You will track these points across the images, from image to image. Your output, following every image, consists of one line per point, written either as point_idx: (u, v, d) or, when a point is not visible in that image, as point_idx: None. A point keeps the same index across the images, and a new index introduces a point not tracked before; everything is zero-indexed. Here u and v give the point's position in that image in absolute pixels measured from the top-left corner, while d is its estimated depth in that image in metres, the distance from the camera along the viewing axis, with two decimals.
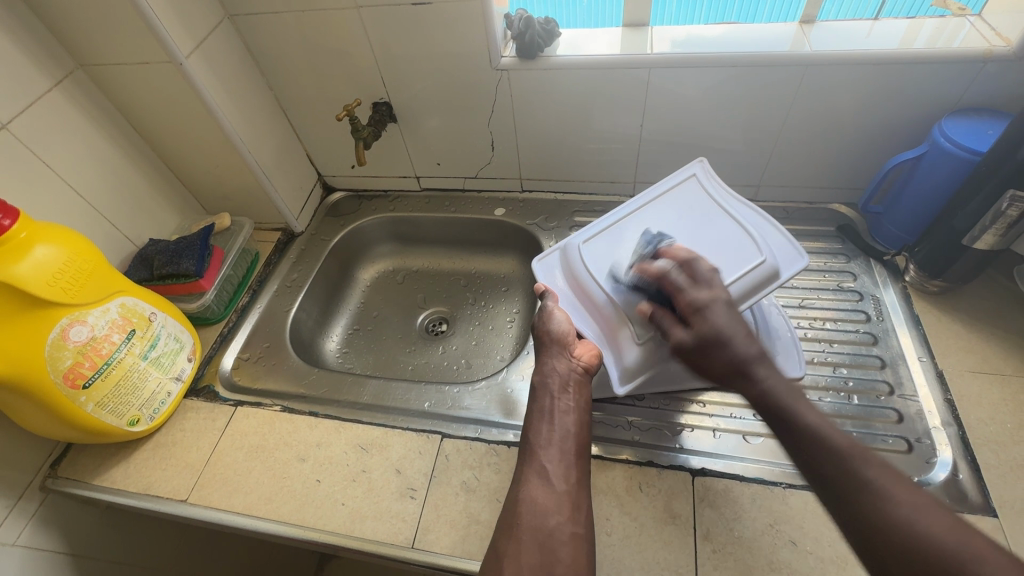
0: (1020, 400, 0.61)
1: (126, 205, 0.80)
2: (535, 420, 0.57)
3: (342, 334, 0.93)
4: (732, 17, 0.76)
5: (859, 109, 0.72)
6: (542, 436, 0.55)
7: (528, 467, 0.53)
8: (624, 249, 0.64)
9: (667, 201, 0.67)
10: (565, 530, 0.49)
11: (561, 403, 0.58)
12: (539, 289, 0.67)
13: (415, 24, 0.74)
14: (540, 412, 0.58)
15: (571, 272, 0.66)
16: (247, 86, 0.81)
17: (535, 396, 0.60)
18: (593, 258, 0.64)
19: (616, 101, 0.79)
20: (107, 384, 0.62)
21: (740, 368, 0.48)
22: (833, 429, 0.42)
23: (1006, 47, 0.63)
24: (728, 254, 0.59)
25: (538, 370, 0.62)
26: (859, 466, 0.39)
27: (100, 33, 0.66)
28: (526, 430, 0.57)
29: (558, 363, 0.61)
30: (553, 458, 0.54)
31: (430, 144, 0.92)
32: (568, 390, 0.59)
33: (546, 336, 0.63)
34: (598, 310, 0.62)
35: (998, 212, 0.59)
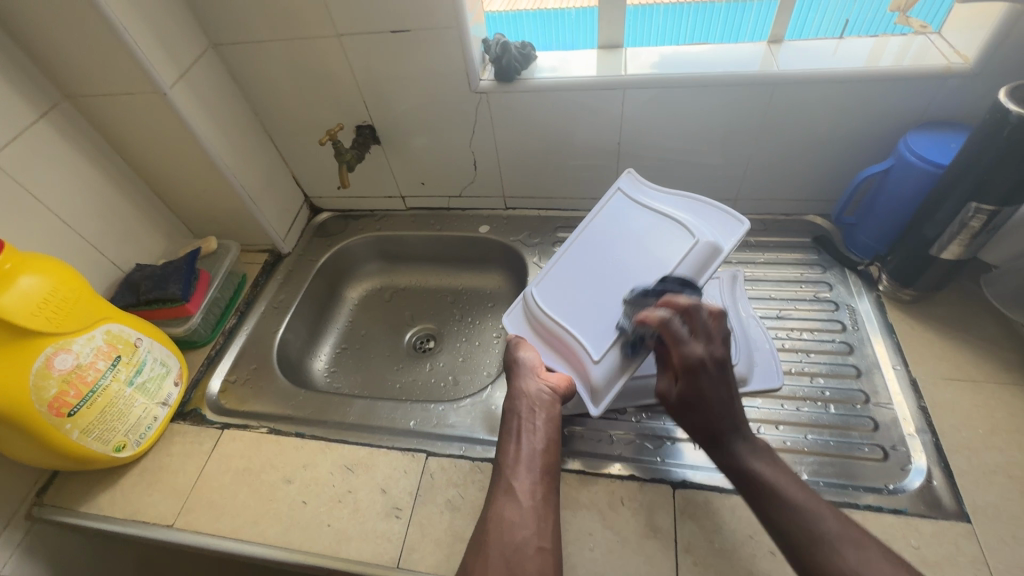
0: (992, 406, 0.62)
1: (112, 231, 0.81)
2: (505, 440, 0.58)
3: (330, 353, 0.94)
4: (713, 40, 0.80)
5: (829, 125, 0.74)
6: (511, 454, 0.57)
7: (496, 485, 0.54)
8: (574, 276, 0.69)
9: (605, 215, 0.72)
10: (530, 544, 0.49)
11: (528, 422, 0.59)
12: (511, 341, 0.70)
13: (396, 50, 0.76)
14: (509, 432, 0.59)
15: (533, 320, 0.69)
16: (232, 112, 0.83)
17: (506, 417, 0.61)
18: (546, 297, 0.68)
19: (594, 120, 0.81)
20: (92, 411, 0.62)
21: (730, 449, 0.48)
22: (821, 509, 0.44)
23: (964, 64, 0.65)
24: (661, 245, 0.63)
25: (509, 395, 0.63)
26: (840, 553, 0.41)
27: (85, 65, 0.68)
28: (496, 450, 0.58)
29: (526, 385, 0.62)
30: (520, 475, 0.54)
31: (414, 164, 0.94)
32: (536, 410, 0.60)
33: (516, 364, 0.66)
34: (559, 338, 0.65)
35: (963, 223, 0.61)
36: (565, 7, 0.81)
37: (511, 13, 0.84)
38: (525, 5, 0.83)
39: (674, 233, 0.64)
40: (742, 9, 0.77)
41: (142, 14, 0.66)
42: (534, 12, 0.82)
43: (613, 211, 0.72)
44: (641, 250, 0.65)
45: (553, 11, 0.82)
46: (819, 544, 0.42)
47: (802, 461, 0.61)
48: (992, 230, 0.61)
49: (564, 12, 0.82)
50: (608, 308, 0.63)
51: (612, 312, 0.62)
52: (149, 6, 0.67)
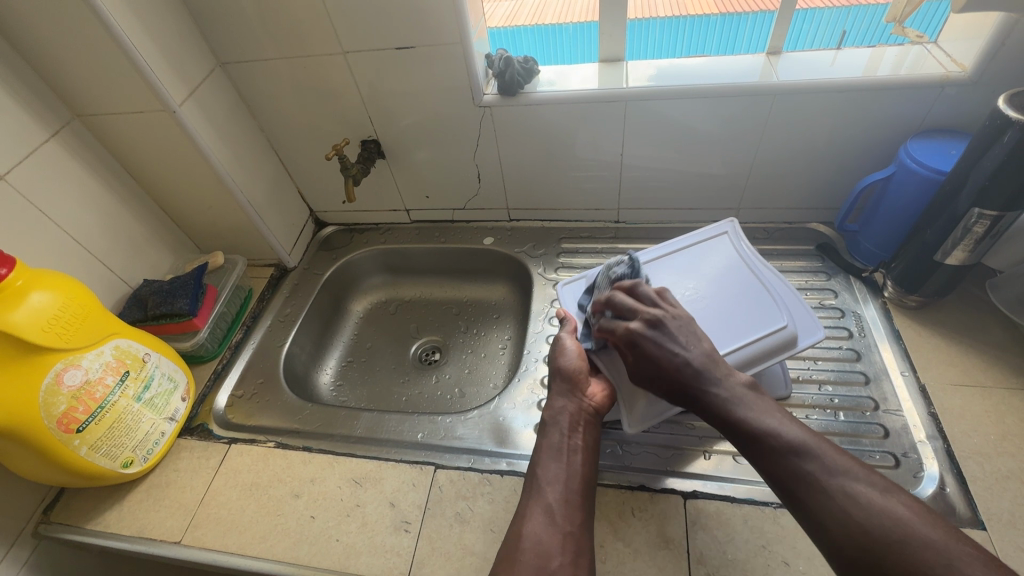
0: (1002, 411, 0.62)
1: (121, 247, 0.81)
2: (544, 455, 0.57)
3: (336, 366, 0.94)
4: (710, 52, 0.81)
5: (830, 133, 0.75)
6: (549, 473, 0.55)
7: (532, 504, 0.53)
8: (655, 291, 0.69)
9: (699, 250, 0.72)
10: (567, 572, 0.48)
11: (570, 441, 0.58)
12: (561, 314, 0.71)
13: (400, 66, 0.77)
14: (549, 448, 0.58)
15: (593, 303, 0.71)
16: (239, 129, 0.84)
17: (544, 431, 0.60)
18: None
19: (596, 131, 0.82)
20: (100, 427, 0.62)
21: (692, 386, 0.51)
22: (788, 425, 0.46)
23: (962, 72, 0.66)
24: (751, 313, 0.63)
25: (548, 408, 0.62)
26: (805, 461, 0.43)
27: (96, 86, 0.69)
28: (532, 465, 0.57)
29: (568, 402, 0.61)
30: (559, 496, 0.53)
31: (418, 177, 0.95)
32: (578, 430, 0.59)
33: (556, 370, 0.64)
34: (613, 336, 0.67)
35: (966, 229, 0.61)
36: (563, 23, 0.83)
37: (509, 28, 0.85)
38: (523, 22, 0.85)
39: (765, 305, 0.64)
40: (737, 22, 0.78)
41: (151, 34, 0.67)
42: (530, 29, 0.84)
43: (705, 252, 0.72)
44: (726, 300, 0.66)
45: (551, 27, 0.83)
46: (786, 453, 0.44)
47: None
48: (996, 235, 0.61)
49: (562, 28, 0.83)
50: None
51: None
52: (160, 28, 0.69)
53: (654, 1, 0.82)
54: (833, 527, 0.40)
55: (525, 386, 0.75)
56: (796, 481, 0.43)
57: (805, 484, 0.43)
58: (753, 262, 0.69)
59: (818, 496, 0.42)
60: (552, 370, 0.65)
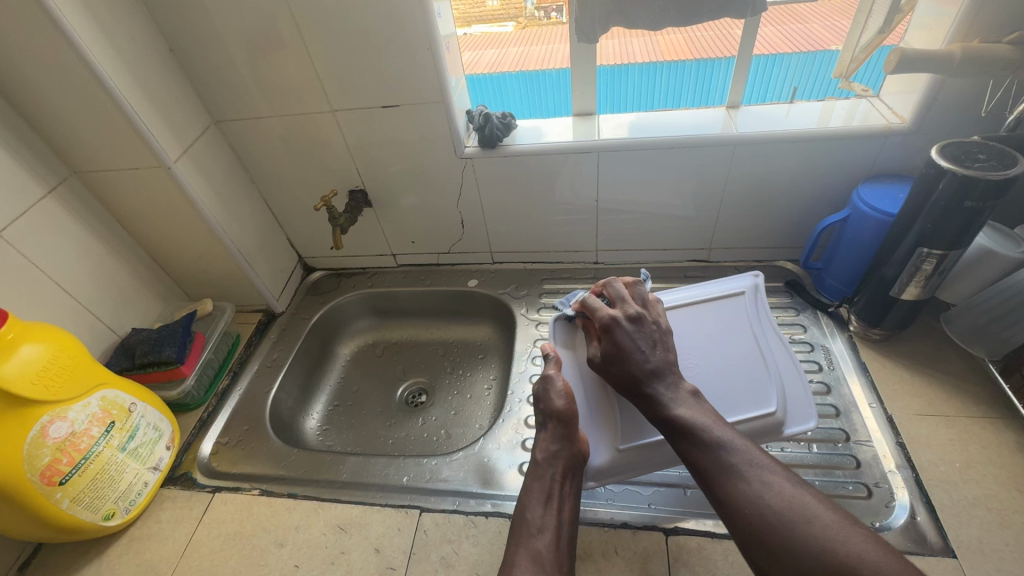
0: (966, 439, 0.64)
1: (110, 297, 0.83)
2: (533, 499, 0.58)
3: (322, 411, 0.94)
4: (686, 105, 0.87)
5: (789, 177, 0.81)
6: (538, 518, 0.56)
7: (521, 550, 0.54)
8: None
9: (711, 309, 0.70)
10: None
11: (560, 488, 0.59)
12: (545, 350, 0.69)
13: (386, 122, 0.82)
14: (538, 492, 0.59)
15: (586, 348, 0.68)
16: (231, 182, 0.88)
17: (537, 471, 0.60)
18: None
19: (573, 179, 0.87)
20: (83, 479, 0.62)
21: (643, 378, 0.55)
22: (716, 425, 0.51)
23: (902, 123, 0.72)
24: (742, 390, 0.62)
25: (539, 448, 0.61)
26: (729, 455, 0.48)
27: (95, 145, 0.73)
28: (520, 509, 0.58)
29: (562, 446, 0.60)
30: (549, 543, 0.54)
31: (403, 224, 0.99)
32: (570, 476, 0.59)
33: (550, 411, 0.63)
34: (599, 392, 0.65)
35: (916, 267, 0.65)
36: (546, 67, 0.86)
37: (495, 73, 0.88)
38: (508, 67, 0.87)
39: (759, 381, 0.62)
40: (712, 66, 0.81)
41: (150, 98, 0.72)
42: (516, 73, 0.87)
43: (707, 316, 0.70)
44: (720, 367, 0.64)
45: (535, 71, 0.86)
46: (713, 449, 0.49)
47: None
48: (944, 272, 0.66)
49: (545, 72, 0.86)
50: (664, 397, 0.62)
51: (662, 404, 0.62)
52: (158, 91, 0.73)
53: (631, 43, 0.80)
54: (743, 514, 0.45)
55: (509, 427, 0.76)
56: (719, 471, 0.48)
57: (727, 476, 0.47)
58: (764, 324, 0.68)
59: (737, 488, 0.46)
60: (546, 412, 0.63)
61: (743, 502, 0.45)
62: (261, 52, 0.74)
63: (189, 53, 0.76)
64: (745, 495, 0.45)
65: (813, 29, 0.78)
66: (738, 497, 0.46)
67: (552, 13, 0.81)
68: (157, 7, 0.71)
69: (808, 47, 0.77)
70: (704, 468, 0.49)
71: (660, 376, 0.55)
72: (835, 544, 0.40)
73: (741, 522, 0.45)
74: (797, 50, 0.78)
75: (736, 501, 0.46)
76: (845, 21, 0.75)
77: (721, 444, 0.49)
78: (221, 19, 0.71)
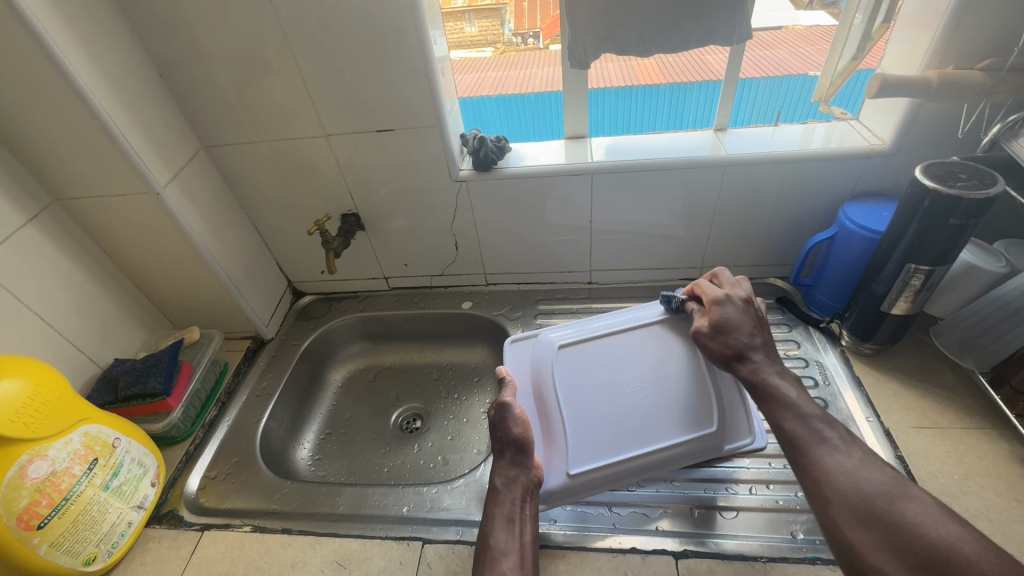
0: (961, 450, 0.66)
1: (92, 327, 0.79)
2: (495, 523, 0.58)
3: (314, 440, 0.91)
4: (660, 129, 0.89)
5: (776, 197, 0.83)
6: (500, 542, 0.57)
7: (487, 574, 0.54)
8: (597, 374, 0.66)
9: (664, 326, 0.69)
10: None
11: (517, 511, 0.59)
12: (500, 374, 0.68)
13: (380, 146, 0.82)
14: (500, 517, 0.59)
15: (534, 374, 0.68)
16: (221, 207, 0.86)
17: (496, 497, 0.61)
18: (563, 369, 0.66)
19: (566, 200, 0.88)
20: (64, 521, 0.59)
21: (741, 362, 0.58)
22: (805, 401, 0.53)
23: (882, 144, 0.75)
24: (676, 413, 0.64)
25: (496, 473, 0.62)
26: (823, 428, 0.50)
27: (81, 171, 0.71)
28: (484, 535, 0.58)
29: (517, 470, 0.61)
30: (513, 566, 0.55)
31: (396, 246, 0.98)
32: (528, 498, 0.61)
33: (506, 438, 0.63)
34: (546, 418, 0.65)
35: (905, 282, 0.67)
36: (524, 92, 0.87)
37: (474, 99, 0.89)
38: (484, 91, 0.88)
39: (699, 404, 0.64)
40: (685, 92, 0.84)
41: (139, 123, 0.70)
42: (494, 97, 0.88)
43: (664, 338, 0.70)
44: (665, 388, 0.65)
45: (513, 95, 0.88)
46: (808, 419, 0.51)
47: (797, 520, 0.63)
48: (931, 287, 0.67)
49: (524, 96, 0.88)
50: (612, 425, 0.63)
51: (610, 432, 0.63)
52: (147, 116, 0.72)
53: (603, 66, 0.80)
54: (835, 486, 0.46)
55: None
56: (812, 439, 0.49)
57: (820, 447, 0.49)
58: None
59: (828, 460, 0.47)
60: (504, 439, 0.63)
61: (841, 471, 0.46)
62: (254, 76, 0.74)
63: (179, 78, 0.75)
64: (837, 467, 0.47)
65: (780, 55, 0.80)
66: (825, 468, 0.47)
67: (529, 39, 0.85)
68: (148, 33, 0.70)
69: (773, 71, 0.80)
70: (793, 436, 0.50)
71: (769, 363, 0.57)
72: (931, 529, 0.41)
73: (827, 490, 0.46)
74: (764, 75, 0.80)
75: (833, 470, 0.47)
76: (810, 49, 0.78)
77: (818, 417, 0.51)
78: (214, 45, 0.71)
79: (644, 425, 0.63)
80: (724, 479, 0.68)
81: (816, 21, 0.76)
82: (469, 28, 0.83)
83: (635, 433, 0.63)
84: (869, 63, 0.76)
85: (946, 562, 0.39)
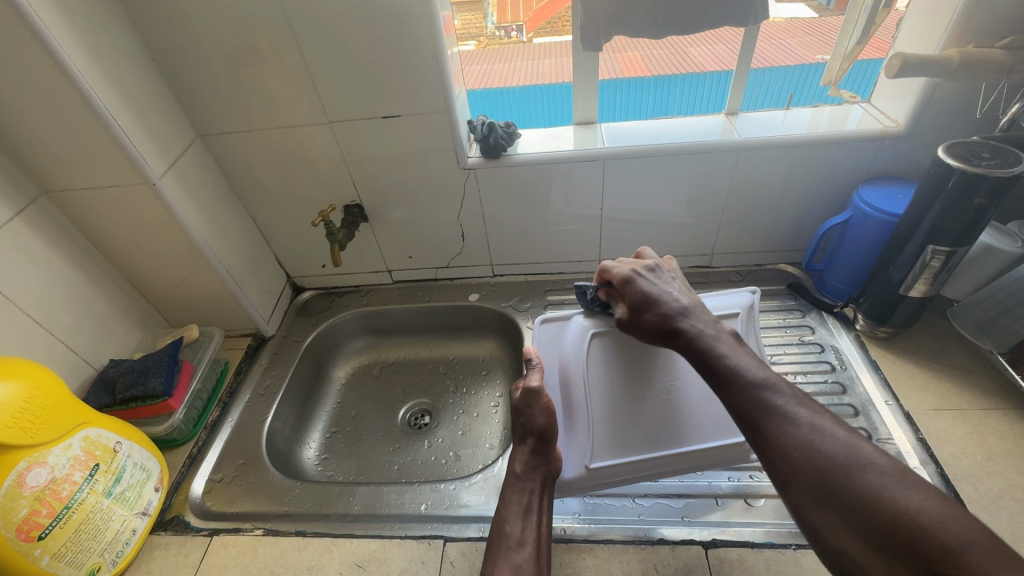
0: (983, 431, 0.66)
1: (84, 326, 0.76)
2: (511, 512, 0.58)
3: (320, 439, 0.89)
4: (646, 116, 0.87)
5: (790, 182, 0.82)
6: (516, 531, 0.56)
7: (504, 564, 0.53)
8: (629, 366, 0.63)
9: None
10: None
11: (534, 500, 0.59)
12: (528, 354, 0.67)
13: (386, 133, 0.79)
14: (516, 506, 0.58)
15: (564, 364, 0.65)
16: (219, 199, 0.83)
17: (514, 485, 0.60)
18: (592, 360, 0.64)
19: (575, 188, 0.86)
20: (66, 531, 0.55)
21: (672, 327, 0.56)
22: (755, 367, 0.49)
23: (897, 126, 0.74)
24: (709, 415, 0.60)
25: (516, 459, 0.62)
26: (773, 394, 0.47)
27: (71, 161, 0.67)
28: (499, 522, 0.58)
29: (535, 459, 0.61)
30: (529, 557, 0.54)
31: (400, 239, 0.95)
32: (545, 490, 0.60)
33: (528, 427, 0.62)
34: (571, 407, 0.63)
35: (925, 264, 0.67)
36: (509, 85, 0.86)
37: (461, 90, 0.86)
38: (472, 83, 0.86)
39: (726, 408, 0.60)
40: (669, 84, 0.83)
41: (133, 110, 0.67)
42: (480, 91, 0.86)
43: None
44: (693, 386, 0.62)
45: (498, 90, 0.86)
46: (758, 388, 0.47)
47: None
48: (951, 268, 0.67)
49: (509, 90, 0.86)
50: (639, 420, 0.61)
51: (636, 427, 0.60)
52: (140, 102, 0.68)
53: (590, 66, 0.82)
54: (789, 459, 0.43)
55: None
56: (762, 412, 0.46)
57: (773, 417, 0.45)
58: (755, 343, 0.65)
59: (783, 433, 0.44)
60: (524, 427, 0.63)
61: (795, 444, 0.43)
62: (253, 61, 0.71)
63: (174, 63, 0.71)
64: (791, 439, 0.44)
65: (764, 51, 0.79)
66: (780, 444, 0.44)
67: (513, 33, 0.82)
68: (140, 14, 0.66)
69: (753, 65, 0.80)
70: (747, 407, 0.47)
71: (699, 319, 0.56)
72: (895, 496, 0.39)
73: (785, 469, 0.43)
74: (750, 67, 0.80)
75: (786, 444, 0.44)
76: (790, 40, 0.80)
77: (764, 384, 0.47)
78: (210, 27, 0.67)
79: (669, 423, 0.60)
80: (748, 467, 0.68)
81: (795, 14, 0.76)
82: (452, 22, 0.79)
83: (660, 431, 0.60)
84: (876, 54, 0.78)
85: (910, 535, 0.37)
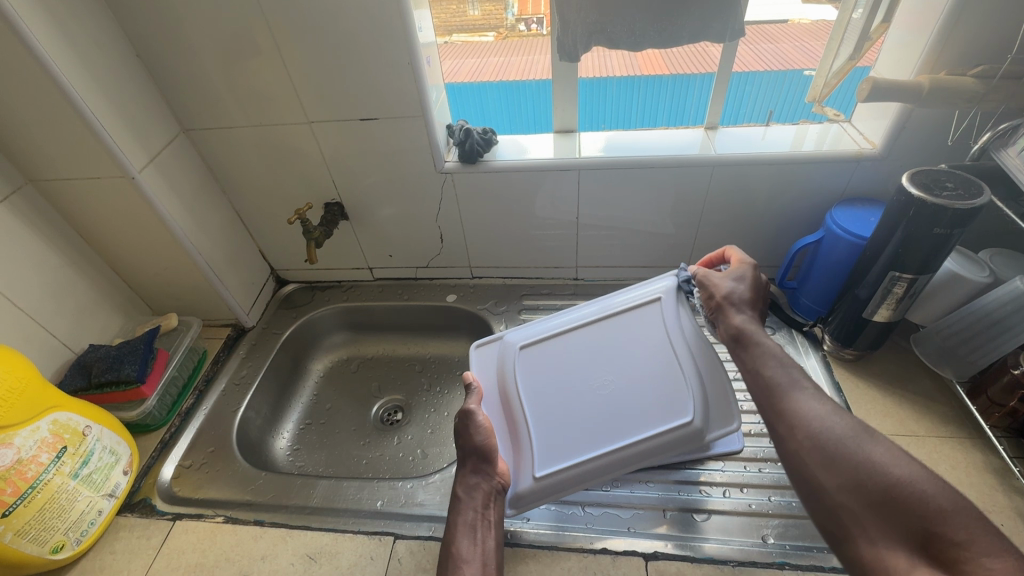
0: (935, 459, 0.66)
1: (66, 311, 0.78)
2: (459, 532, 0.57)
3: (293, 430, 0.91)
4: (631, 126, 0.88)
5: (765, 198, 0.82)
6: (465, 551, 0.55)
7: None
8: (564, 369, 0.66)
9: (622, 323, 0.67)
10: None
11: (483, 518, 0.58)
12: (467, 380, 0.67)
13: (364, 134, 0.80)
14: (463, 525, 0.57)
15: (502, 376, 0.67)
16: (201, 192, 0.85)
17: (458, 506, 0.59)
18: (527, 367, 0.67)
19: (553, 195, 0.87)
20: (30, 510, 0.58)
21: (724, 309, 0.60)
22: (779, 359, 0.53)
23: (873, 149, 0.74)
24: (661, 395, 0.61)
25: (458, 482, 0.60)
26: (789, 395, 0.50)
27: (53, 152, 0.69)
28: (447, 542, 0.56)
29: (482, 479, 0.59)
30: (476, 573, 0.53)
31: (381, 237, 0.97)
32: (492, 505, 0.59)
33: (468, 444, 0.61)
34: (512, 424, 0.63)
35: (888, 290, 0.67)
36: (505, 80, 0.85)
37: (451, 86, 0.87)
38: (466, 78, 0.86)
39: (666, 395, 0.60)
40: (658, 85, 0.81)
41: (116, 104, 0.69)
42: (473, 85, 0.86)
43: (612, 331, 0.67)
44: (625, 377, 0.63)
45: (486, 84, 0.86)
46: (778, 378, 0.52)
47: (769, 525, 0.63)
48: (914, 295, 0.67)
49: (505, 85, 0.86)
50: (589, 423, 0.61)
51: (584, 427, 0.61)
52: (122, 96, 0.70)
53: (607, 57, 0.79)
54: (800, 429, 0.47)
55: None
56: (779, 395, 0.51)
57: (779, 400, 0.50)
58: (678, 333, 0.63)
59: (801, 406, 0.48)
60: (464, 446, 0.62)
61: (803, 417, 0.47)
62: (233, 59, 0.72)
63: (158, 60, 0.73)
64: (806, 412, 0.47)
65: (784, 50, 0.77)
66: (796, 414, 0.48)
67: (533, 25, 0.78)
68: (125, 13, 0.68)
69: (777, 66, 0.77)
70: (772, 383, 0.52)
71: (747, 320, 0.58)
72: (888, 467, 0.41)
73: (796, 436, 0.47)
74: (767, 69, 0.77)
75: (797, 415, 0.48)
76: (818, 45, 0.75)
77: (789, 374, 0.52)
78: (190, 24, 0.69)
79: (609, 419, 0.61)
80: (699, 481, 0.68)
81: (822, 16, 0.73)
82: (473, 11, 0.81)
83: (608, 428, 0.60)
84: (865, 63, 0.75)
85: (904, 493, 0.39)
